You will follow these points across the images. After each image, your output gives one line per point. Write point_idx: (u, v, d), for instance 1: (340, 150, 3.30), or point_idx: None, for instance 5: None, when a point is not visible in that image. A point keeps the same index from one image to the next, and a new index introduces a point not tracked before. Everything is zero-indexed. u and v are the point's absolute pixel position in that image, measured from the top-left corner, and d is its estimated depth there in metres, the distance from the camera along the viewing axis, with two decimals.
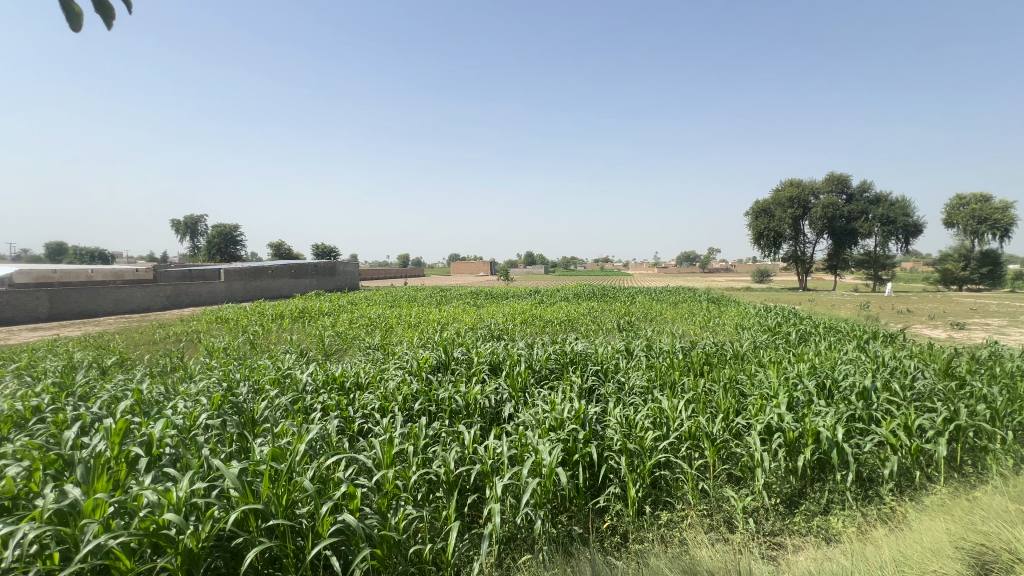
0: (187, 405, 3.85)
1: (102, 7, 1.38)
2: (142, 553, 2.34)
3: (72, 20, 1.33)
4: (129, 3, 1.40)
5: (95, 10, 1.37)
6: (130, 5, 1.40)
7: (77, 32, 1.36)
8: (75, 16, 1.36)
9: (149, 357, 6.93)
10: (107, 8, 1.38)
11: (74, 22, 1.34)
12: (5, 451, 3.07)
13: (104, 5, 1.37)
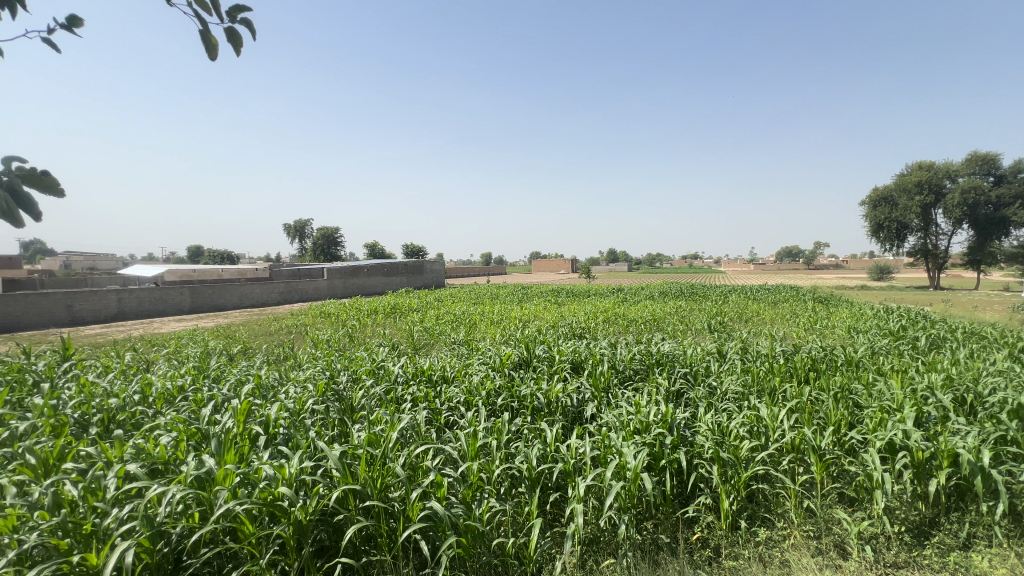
0: (297, 390, 4.29)
1: (232, 36, 1.54)
2: (262, 520, 2.66)
3: (210, 51, 1.52)
4: (252, 28, 1.55)
5: (227, 39, 1.54)
6: (253, 29, 1.55)
7: (213, 62, 1.55)
8: (213, 48, 1.54)
9: (267, 345, 7.84)
10: (239, 38, 1.54)
11: (215, 51, 1.52)
12: (159, 422, 3.64)
13: (234, 33, 1.54)
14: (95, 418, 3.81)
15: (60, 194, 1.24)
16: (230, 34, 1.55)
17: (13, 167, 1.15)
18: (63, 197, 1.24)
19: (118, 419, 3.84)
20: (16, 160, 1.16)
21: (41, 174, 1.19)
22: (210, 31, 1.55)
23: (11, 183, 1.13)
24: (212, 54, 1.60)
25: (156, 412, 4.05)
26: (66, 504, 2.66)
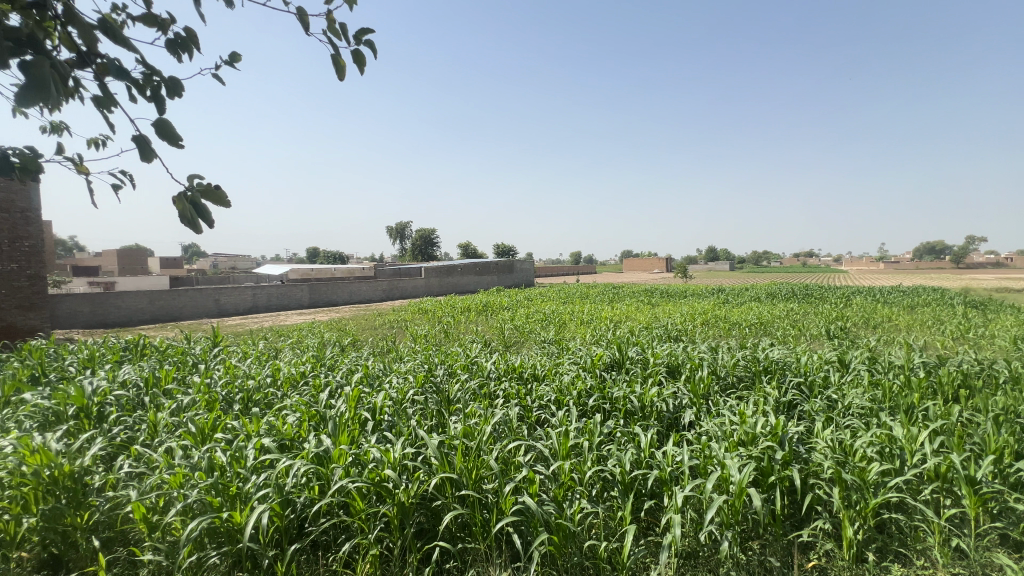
0: (399, 381, 4.62)
1: (357, 56, 1.66)
2: (370, 499, 2.91)
3: (336, 69, 1.63)
4: (373, 46, 1.66)
5: (352, 60, 1.67)
6: (373, 45, 1.66)
7: (341, 81, 1.66)
8: (339, 67, 1.65)
9: (373, 338, 8.54)
10: (361, 56, 1.66)
11: (343, 69, 1.64)
12: (287, 404, 4.14)
13: (358, 53, 1.66)
14: (237, 396, 4.43)
15: (227, 205, 1.44)
16: (354, 55, 1.67)
17: (194, 182, 1.36)
18: (229, 207, 1.45)
19: (255, 398, 4.43)
20: (196, 176, 1.38)
21: (214, 188, 1.39)
22: (337, 56, 1.69)
23: (192, 196, 1.34)
24: (339, 78, 1.74)
25: (283, 393, 4.63)
26: (217, 468, 3.14)
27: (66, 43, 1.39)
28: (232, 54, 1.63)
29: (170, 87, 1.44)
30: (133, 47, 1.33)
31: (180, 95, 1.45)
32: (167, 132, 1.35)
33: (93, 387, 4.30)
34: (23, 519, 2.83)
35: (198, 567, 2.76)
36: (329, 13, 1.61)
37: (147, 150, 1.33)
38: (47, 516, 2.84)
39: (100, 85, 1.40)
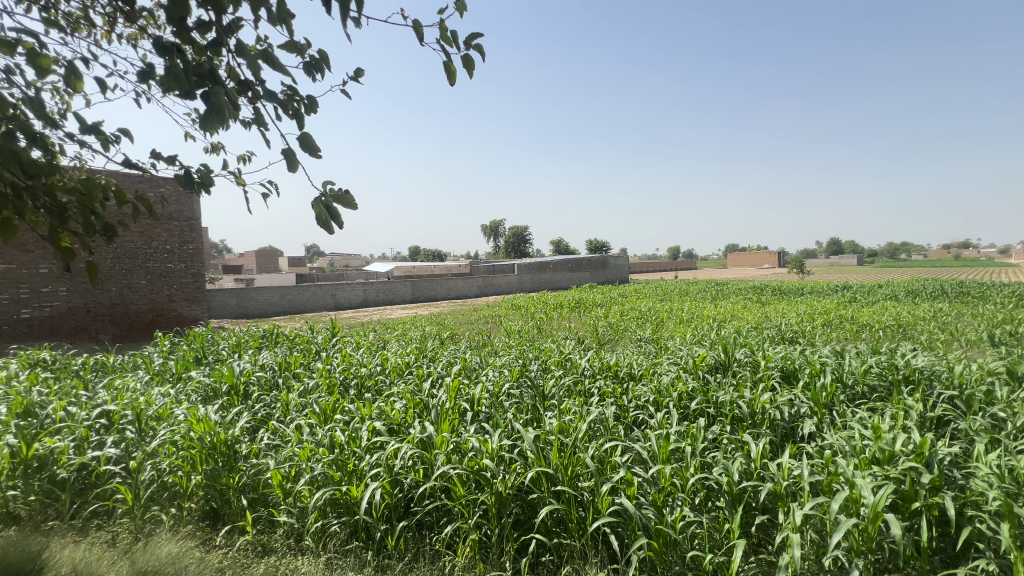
0: (495, 374, 4.77)
1: (467, 62, 1.72)
2: (470, 486, 3.06)
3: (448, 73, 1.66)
4: (482, 52, 1.71)
5: (462, 65, 1.71)
6: (482, 52, 1.71)
7: (451, 87, 1.72)
8: (451, 71, 1.68)
9: (469, 332, 8.90)
10: (472, 61, 1.70)
11: (455, 72, 1.66)
12: (395, 391, 4.48)
13: (468, 59, 1.71)
14: (352, 382, 4.90)
15: (354, 208, 1.59)
16: (465, 60, 1.71)
17: (329, 188, 1.52)
18: (356, 210, 1.59)
19: (366, 384, 4.86)
20: (329, 183, 1.53)
21: (344, 192, 1.55)
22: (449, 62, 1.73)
23: (326, 200, 1.50)
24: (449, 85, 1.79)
25: (391, 381, 5.02)
26: (337, 445, 3.51)
27: (231, 73, 1.63)
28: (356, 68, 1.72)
29: (308, 104, 1.61)
30: (282, 71, 1.51)
31: (316, 112, 1.63)
32: (307, 143, 1.52)
33: (241, 369, 5.03)
34: (192, 476, 3.46)
35: (323, 532, 3.10)
36: (444, 22, 1.68)
37: (293, 162, 1.51)
38: (209, 475, 3.44)
39: (255, 106, 1.61)
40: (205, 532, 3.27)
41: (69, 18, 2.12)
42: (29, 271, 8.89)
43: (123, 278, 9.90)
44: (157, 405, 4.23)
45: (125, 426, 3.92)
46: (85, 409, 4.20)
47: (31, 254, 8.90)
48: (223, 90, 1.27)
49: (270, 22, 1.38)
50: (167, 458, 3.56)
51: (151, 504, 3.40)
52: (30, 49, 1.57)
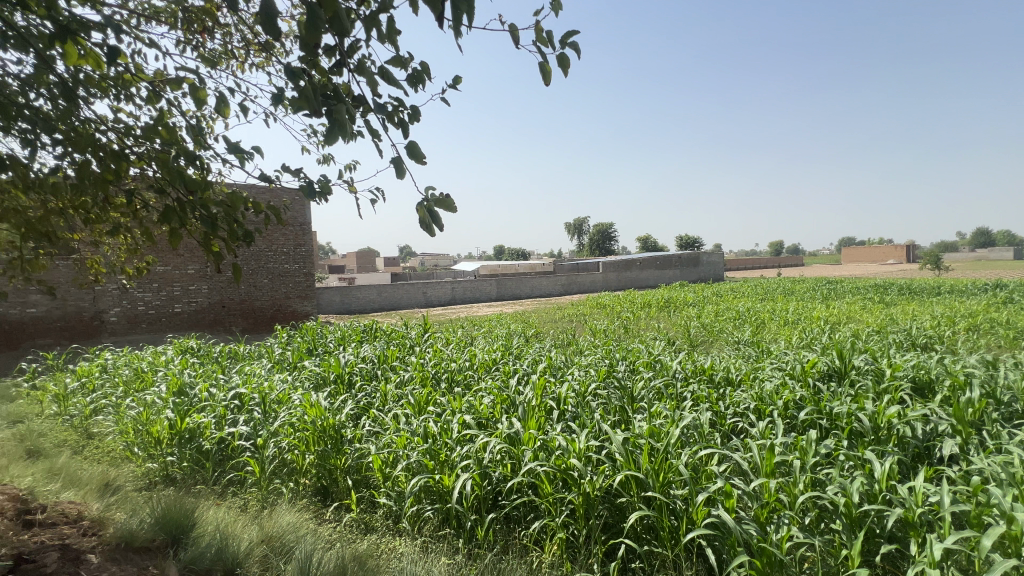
0: (581, 374, 4.73)
1: (562, 61, 1.70)
2: (557, 484, 3.08)
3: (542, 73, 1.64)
4: (577, 49, 1.68)
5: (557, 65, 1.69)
6: (578, 49, 1.68)
7: (546, 86, 1.70)
8: (546, 71, 1.66)
9: (553, 331, 8.92)
10: (567, 59, 1.67)
11: (551, 72, 1.64)
12: (483, 387, 4.63)
13: (563, 57, 1.69)
14: (443, 376, 5.15)
15: (454, 210, 1.66)
16: (559, 60, 1.69)
17: (431, 192, 1.61)
18: (455, 213, 1.66)
19: (456, 379, 5.08)
20: (431, 187, 1.62)
21: (445, 196, 1.62)
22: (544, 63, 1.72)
23: (428, 204, 1.58)
24: (545, 85, 1.77)
25: (479, 377, 5.20)
26: (431, 436, 3.71)
27: (346, 90, 1.78)
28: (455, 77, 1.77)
29: (412, 114, 1.71)
30: (389, 84, 1.62)
31: (419, 121, 1.73)
32: (412, 151, 1.62)
33: (346, 361, 5.52)
34: (306, 455, 3.85)
35: (418, 516, 3.30)
36: (539, 23, 1.69)
37: (400, 169, 1.61)
38: (320, 455, 3.81)
39: (366, 119, 1.75)
40: (317, 506, 3.64)
41: (208, 55, 2.46)
42: (181, 272, 10.44)
43: (250, 277, 11.32)
44: (278, 390, 4.77)
45: (254, 407, 4.48)
46: (224, 391, 4.87)
47: (183, 257, 10.45)
48: (343, 107, 1.39)
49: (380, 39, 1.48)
50: (286, 437, 4.01)
51: (274, 477, 3.85)
52: (192, 83, 1.86)
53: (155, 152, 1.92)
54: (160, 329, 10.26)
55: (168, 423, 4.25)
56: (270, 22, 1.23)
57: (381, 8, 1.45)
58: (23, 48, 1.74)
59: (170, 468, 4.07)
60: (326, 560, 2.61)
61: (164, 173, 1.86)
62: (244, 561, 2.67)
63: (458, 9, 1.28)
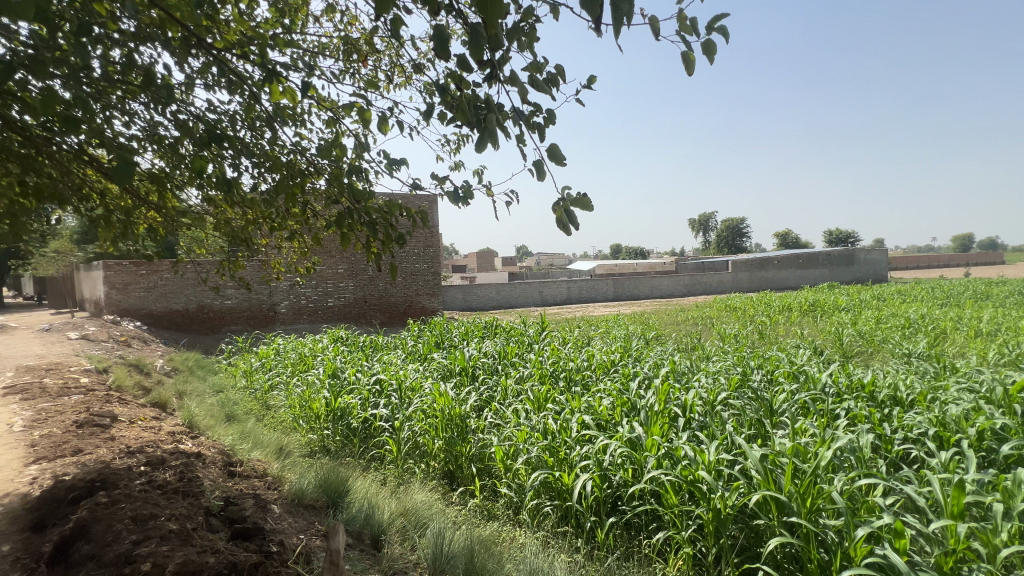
0: (708, 381, 4.40)
1: (707, 48, 1.56)
2: (683, 496, 2.93)
3: (685, 64, 1.52)
4: (726, 33, 1.53)
5: (702, 52, 1.56)
6: (727, 33, 1.54)
7: (689, 76, 1.55)
8: (690, 61, 1.54)
9: (676, 334, 8.44)
10: (714, 45, 1.53)
11: (695, 60, 1.52)
12: (602, 388, 4.56)
13: (709, 44, 1.56)
14: (561, 374, 5.19)
15: (591, 209, 1.65)
16: (704, 46, 1.56)
17: (568, 192, 1.63)
18: (591, 212, 1.66)
19: (575, 378, 5.09)
20: (568, 187, 1.63)
21: (582, 195, 1.63)
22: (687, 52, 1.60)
23: (565, 204, 1.61)
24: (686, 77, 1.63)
25: (597, 378, 5.14)
26: (550, 432, 3.77)
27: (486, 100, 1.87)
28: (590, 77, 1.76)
29: (548, 117, 1.73)
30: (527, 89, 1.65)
31: (553, 123, 1.74)
32: (552, 152, 1.64)
33: (470, 355, 5.85)
34: (435, 440, 4.18)
35: (537, 511, 3.39)
36: (683, 12, 1.61)
37: (539, 170, 1.65)
38: (448, 441, 4.11)
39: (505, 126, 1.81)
40: (445, 488, 3.94)
41: (361, 80, 2.80)
42: (333, 271, 12.03)
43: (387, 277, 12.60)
44: (411, 378, 5.24)
45: (392, 392, 4.99)
46: (367, 376, 5.50)
47: (335, 258, 12.02)
48: (492, 114, 1.49)
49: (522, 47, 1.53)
50: (418, 422, 4.39)
51: (408, 458, 4.26)
52: (360, 106, 2.15)
53: (329, 167, 2.24)
54: (317, 320, 11.93)
55: (325, 401, 4.94)
56: (439, 45, 1.34)
57: (522, 18, 1.50)
58: (238, 89, 2.16)
59: (327, 440, 4.73)
60: (456, 539, 2.81)
61: (337, 185, 2.17)
62: (387, 529, 2.99)
63: (619, 10, 1.26)
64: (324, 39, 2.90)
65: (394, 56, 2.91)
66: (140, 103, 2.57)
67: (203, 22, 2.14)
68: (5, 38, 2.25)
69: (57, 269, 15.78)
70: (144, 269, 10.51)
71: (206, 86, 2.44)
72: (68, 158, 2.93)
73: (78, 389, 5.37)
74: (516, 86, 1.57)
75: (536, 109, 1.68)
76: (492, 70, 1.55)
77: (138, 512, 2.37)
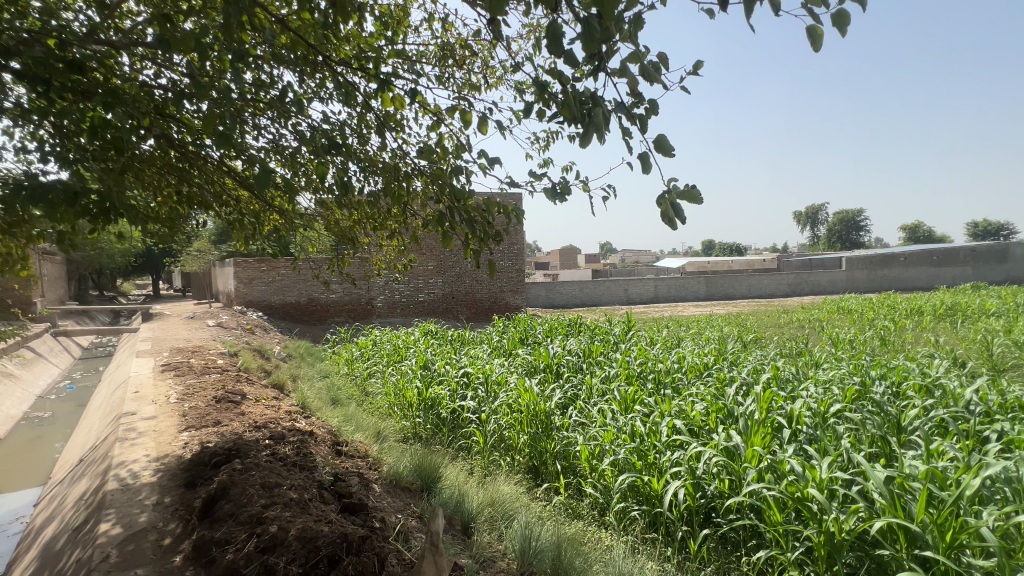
0: (819, 390, 3.98)
1: (839, 19, 1.40)
2: (789, 514, 2.69)
3: (812, 39, 1.36)
4: (863, 1, 1.36)
5: (833, 24, 1.40)
6: (864, 1, 1.36)
7: (817, 52, 1.40)
8: (818, 35, 1.39)
9: (778, 337, 7.74)
10: (849, 15, 1.37)
11: (825, 33, 1.36)
12: (695, 392, 4.31)
13: (841, 15, 1.39)
14: (650, 376, 5.01)
15: (700, 202, 1.57)
16: (837, 17, 1.40)
17: (674, 184, 1.56)
18: (701, 205, 1.58)
19: (664, 380, 4.88)
20: (673, 180, 1.56)
21: (690, 188, 1.55)
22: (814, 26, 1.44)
23: (671, 197, 1.55)
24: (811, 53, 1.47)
25: (689, 381, 4.88)
26: (638, 435, 3.65)
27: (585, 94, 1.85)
28: (695, 62, 1.66)
29: (650, 107, 1.64)
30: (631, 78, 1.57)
31: (656, 113, 1.65)
32: (659, 144, 1.58)
33: (554, 352, 5.85)
34: (521, 434, 4.24)
35: (624, 514, 3.31)
36: None
37: (645, 163, 1.60)
38: (533, 437, 4.15)
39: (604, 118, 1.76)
40: (530, 483, 3.99)
41: (457, 83, 2.92)
42: (423, 268, 12.67)
43: (473, 273, 13.00)
44: (497, 372, 5.36)
45: (479, 385, 5.14)
46: (455, 369, 5.73)
47: (425, 255, 12.65)
48: (599, 108, 1.46)
49: (629, 36, 1.48)
50: (504, 416, 4.48)
51: (494, 450, 4.37)
52: (461, 109, 2.25)
53: (431, 168, 2.37)
54: (409, 314, 12.66)
55: (417, 391, 5.23)
56: (554, 42, 1.35)
57: (629, 6, 1.46)
58: (350, 100, 2.35)
59: (419, 428, 5.01)
60: (543, 534, 2.83)
61: (441, 187, 2.29)
62: (477, 517, 3.10)
63: None
64: (424, 47, 3.06)
65: (489, 57, 3.00)
66: (268, 118, 2.90)
67: (324, 41, 2.37)
68: (170, 70, 2.67)
69: (199, 267, 18.39)
70: (265, 265, 11.89)
71: (323, 99, 2.68)
72: (212, 169, 3.39)
73: (216, 369, 6.22)
74: (624, 77, 1.52)
75: (637, 100, 1.62)
76: (597, 63, 1.51)
77: (266, 479, 2.70)
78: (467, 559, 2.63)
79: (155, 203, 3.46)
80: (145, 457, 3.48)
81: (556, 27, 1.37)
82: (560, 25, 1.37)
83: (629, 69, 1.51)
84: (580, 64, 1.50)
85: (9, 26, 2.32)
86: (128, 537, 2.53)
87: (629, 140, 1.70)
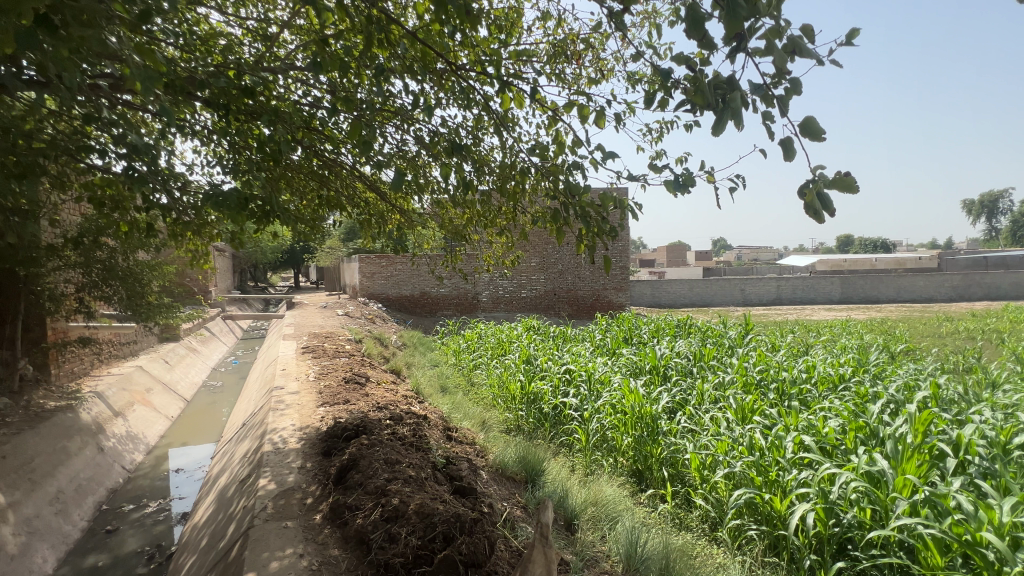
0: (998, 415, 3.29)
1: None
2: (953, 558, 2.27)
3: None
4: None
5: None
6: None
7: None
8: None
9: (938, 349, 6.55)
10: None
11: None
12: (828, 405, 3.82)
13: None
14: (771, 385, 4.55)
15: (855, 190, 1.38)
16: None
17: (821, 173, 1.40)
18: (856, 194, 1.39)
19: (789, 391, 4.40)
20: (820, 167, 1.40)
21: (842, 175, 1.37)
22: None
23: (817, 187, 1.39)
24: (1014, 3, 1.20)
25: (820, 394, 4.33)
26: (757, 449, 3.35)
27: None
28: (849, 31, 1.46)
29: (792, 86, 1.48)
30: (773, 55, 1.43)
31: (800, 92, 1.48)
32: (806, 127, 1.42)
33: (661, 353, 5.58)
34: (624, 436, 4.12)
35: (740, 532, 3.07)
36: None
37: (787, 150, 1.45)
38: (637, 440, 4.01)
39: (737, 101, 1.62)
40: (633, 487, 3.86)
41: (568, 79, 2.91)
42: (526, 264, 12.90)
43: (576, 270, 12.94)
44: (599, 371, 5.27)
45: (581, 383, 5.10)
46: (557, 365, 5.75)
47: (528, 252, 12.85)
48: (737, 92, 1.36)
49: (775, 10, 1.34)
50: (607, 416, 4.39)
51: (596, 449, 4.31)
52: (578, 104, 2.24)
53: (544, 166, 2.40)
54: (512, 309, 12.99)
55: (521, 385, 5.35)
56: (694, 25, 1.28)
57: None
58: (468, 103, 2.47)
59: (521, 420, 5.13)
60: (649, 541, 2.73)
61: (555, 184, 2.31)
62: (580, 515, 3.08)
63: None
64: (536, 46, 3.10)
65: (601, 50, 2.95)
66: (394, 126, 3.16)
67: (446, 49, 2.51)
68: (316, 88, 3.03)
69: (330, 262, 20.73)
70: (385, 261, 13.03)
71: (442, 104, 2.85)
72: (346, 174, 3.78)
73: (344, 353, 6.98)
74: (767, 55, 1.39)
75: (777, 79, 1.47)
76: (736, 42, 1.40)
77: (389, 456, 2.97)
78: (571, 555, 2.64)
79: (301, 206, 3.96)
80: (291, 426, 4.04)
81: (696, 7, 1.30)
82: (699, 5, 1.30)
83: (772, 45, 1.38)
84: (715, 46, 1.41)
85: (202, 62, 2.81)
86: (281, 493, 2.96)
87: (767, 125, 1.55)
